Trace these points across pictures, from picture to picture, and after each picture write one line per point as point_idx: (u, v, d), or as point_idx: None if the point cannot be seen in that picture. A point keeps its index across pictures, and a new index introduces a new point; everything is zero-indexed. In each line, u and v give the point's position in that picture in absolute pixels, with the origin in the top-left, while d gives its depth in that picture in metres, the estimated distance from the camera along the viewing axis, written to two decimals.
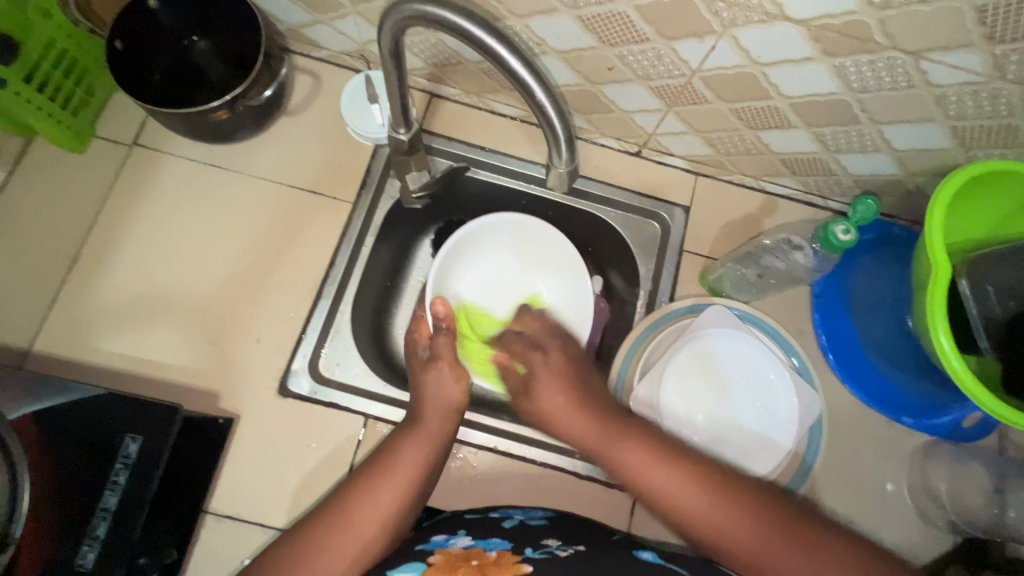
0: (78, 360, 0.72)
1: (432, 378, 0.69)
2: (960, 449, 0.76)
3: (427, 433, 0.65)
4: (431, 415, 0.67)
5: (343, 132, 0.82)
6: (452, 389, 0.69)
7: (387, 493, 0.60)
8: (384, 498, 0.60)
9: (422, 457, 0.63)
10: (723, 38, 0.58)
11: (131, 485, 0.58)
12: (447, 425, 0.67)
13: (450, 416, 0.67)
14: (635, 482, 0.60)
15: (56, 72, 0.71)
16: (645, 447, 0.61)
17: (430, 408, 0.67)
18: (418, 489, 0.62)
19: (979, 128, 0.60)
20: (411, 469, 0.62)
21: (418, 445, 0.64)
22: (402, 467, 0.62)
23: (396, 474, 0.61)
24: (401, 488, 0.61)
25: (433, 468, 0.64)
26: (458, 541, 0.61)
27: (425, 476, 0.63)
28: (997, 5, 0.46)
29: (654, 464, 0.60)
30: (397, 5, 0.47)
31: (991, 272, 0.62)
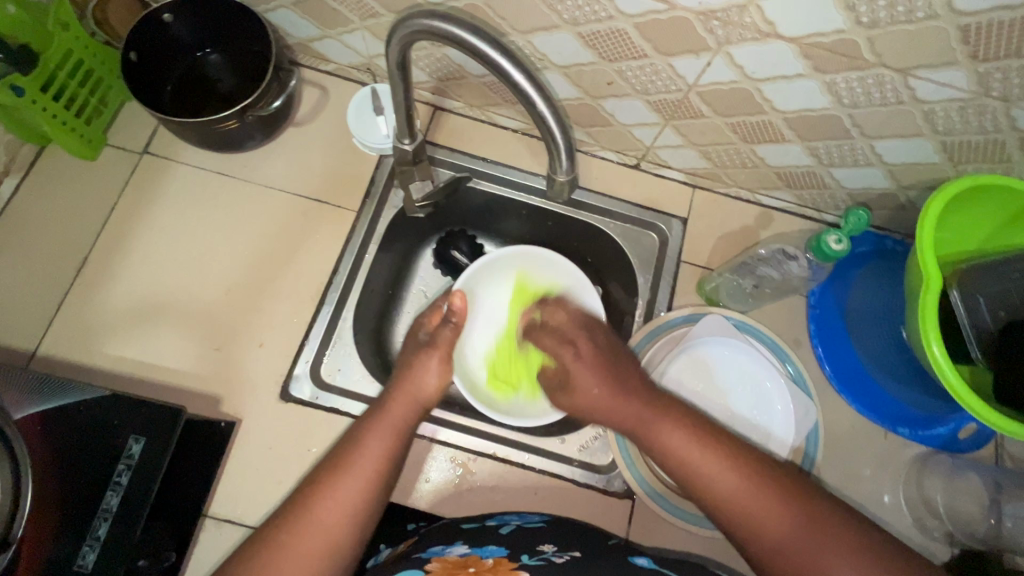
0: (85, 363, 0.73)
1: (420, 362, 0.71)
2: (957, 461, 0.76)
3: (394, 422, 0.65)
4: (397, 404, 0.67)
5: (348, 143, 0.84)
6: (430, 380, 0.70)
7: (354, 481, 0.60)
8: (353, 486, 0.60)
9: (388, 446, 0.63)
10: (718, 55, 0.60)
11: (132, 487, 0.59)
12: (413, 414, 0.67)
13: (417, 407, 0.68)
14: (671, 461, 0.63)
15: (71, 82, 0.73)
16: (684, 427, 0.64)
17: (399, 397, 0.68)
18: (383, 476, 0.62)
19: (967, 143, 0.62)
20: (377, 459, 0.62)
21: (384, 433, 0.64)
22: (368, 457, 0.62)
23: (361, 461, 0.61)
24: (367, 475, 0.61)
25: (399, 457, 0.64)
26: (455, 548, 0.61)
27: (390, 469, 0.63)
28: (979, 25, 0.48)
29: (698, 449, 0.62)
30: (406, 20, 0.48)
31: (982, 283, 0.63)
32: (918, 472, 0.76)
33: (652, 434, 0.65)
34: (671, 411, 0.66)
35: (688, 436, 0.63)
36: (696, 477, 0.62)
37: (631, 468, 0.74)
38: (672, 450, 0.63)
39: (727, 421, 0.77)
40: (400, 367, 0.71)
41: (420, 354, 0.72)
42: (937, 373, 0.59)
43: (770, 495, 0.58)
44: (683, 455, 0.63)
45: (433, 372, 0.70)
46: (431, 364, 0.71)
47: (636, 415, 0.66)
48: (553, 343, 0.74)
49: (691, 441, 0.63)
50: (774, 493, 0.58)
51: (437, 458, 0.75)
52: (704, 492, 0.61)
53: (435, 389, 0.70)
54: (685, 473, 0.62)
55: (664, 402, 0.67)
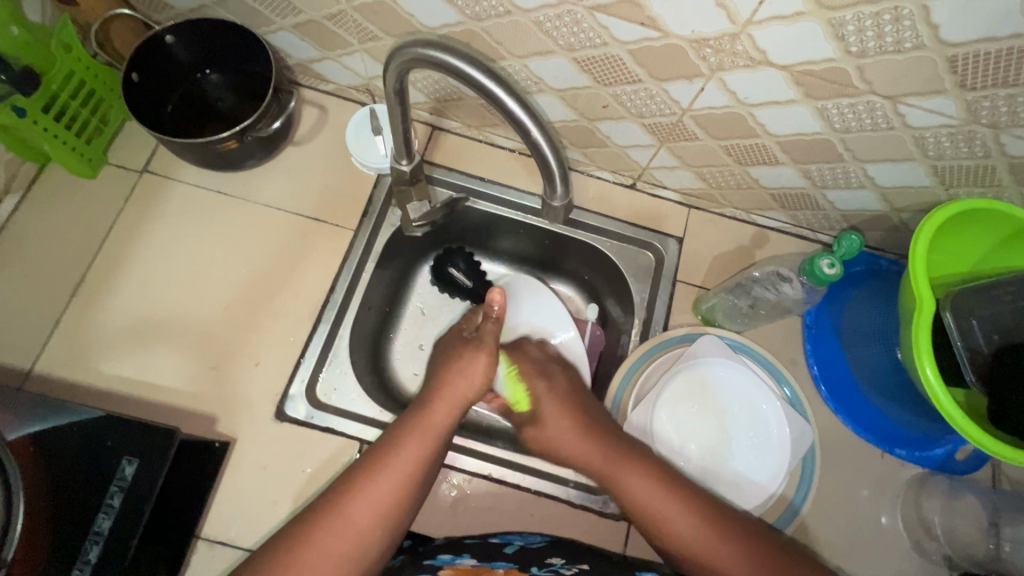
0: (81, 381, 0.73)
1: (467, 359, 0.71)
2: (955, 482, 0.76)
3: (439, 420, 0.66)
4: (444, 402, 0.67)
5: (346, 162, 0.85)
6: (477, 374, 0.70)
7: (390, 481, 0.60)
8: (392, 481, 0.61)
9: (432, 442, 0.64)
10: (711, 80, 0.61)
11: (125, 510, 0.58)
12: (456, 413, 0.68)
13: (462, 404, 0.68)
14: (637, 509, 0.66)
15: (73, 102, 0.74)
16: (649, 476, 0.66)
17: (446, 394, 0.68)
18: (423, 475, 0.63)
19: (957, 168, 0.63)
20: (414, 460, 0.62)
21: (431, 431, 0.65)
22: (405, 458, 0.62)
23: (404, 457, 0.62)
24: (405, 475, 0.61)
25: (439, 457, 0.65)
26: (465, 559, 0.64)
27: (427, 470, 0.63)
28: (966, 56, 0.49)
29: (662, 496, 0.65)
30: (401, 48, 0.50)
31: (974, 304, 0.63)
32: (915, 494, 0.75)
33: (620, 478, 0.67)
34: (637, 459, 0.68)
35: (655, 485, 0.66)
36: (659, 526, 0.64)
37: None
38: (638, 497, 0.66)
39: (724, 444, 0.76)
40: (444, 367, 0.71)
41: (458, 352, 0.72)
42: (930, 395, 0.59)
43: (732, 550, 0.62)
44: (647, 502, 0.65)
45: (480, 370, 0.71)
46: (477, 360, 0.71)
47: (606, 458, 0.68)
48: (530, 369, 0.76)
49: (656, 490, 0.65)
50: (737, 548, 0.62)
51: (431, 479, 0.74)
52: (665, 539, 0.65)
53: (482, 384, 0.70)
54: (651, 523, 0.65)
55: (632, 449, 0.69)
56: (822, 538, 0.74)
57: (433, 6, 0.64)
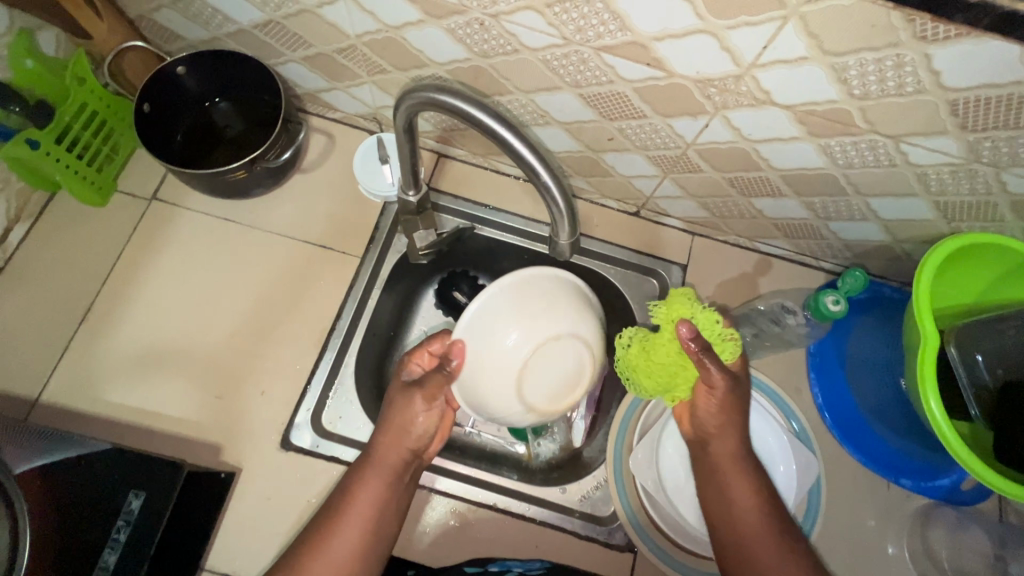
0: (87, 411, 0.73)
1: (400, 401, 0.67)
2: (961, 513, 0.75)
3: (386, 465, 0.66)
4: (390, 445, 0.66)
5: (353, 189, 0.86)
6: (417, 420, 0.67)
7: (349, 529, 0.62)
8: (347, 534, 0.62)
9: (381, 492, 0.64)
10: (715, 117, 0.62)
11: (130, 544, 0.59)
12: (403, 457, 0.66)
13: (407, 447, 0.67)
14: (724, 507, 0.65)
15: (85, 133, 0.75)
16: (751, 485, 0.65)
17: (391, 438, 0.66)
18: (377, 523, 0.64)
19: (960, 203, 0.63)
20: (371, 504, 0.64)
21: (378, 479, 0.65)
22: (360, 503, 0.64)
23: (354, 509, 0.63)
24: (362, 520, 0.63)
25: (393, 503, 0.65)
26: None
27: (381, 516, 0.64)
28: (967, 100, 0.50)
29: (751, 504, 0.64)
30: (412, 92, 0.52)
31: (979, 340, 0.64)
32: (921, 524, 0.75)
33: (711, 433, 0.67)
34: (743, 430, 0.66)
35: (738, 459, 0.66)
36: (739, 533, 0.63)
37: (633, 521, 0.74)
38: (717, 455, 0.66)
39: None
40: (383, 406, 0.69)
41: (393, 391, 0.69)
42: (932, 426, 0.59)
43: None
44: (726, 466, 0.66)
45: (422, 412, 0.67)
46: (420, 403, 0.67)
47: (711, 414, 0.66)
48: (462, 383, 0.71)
49: (737, 461, 0.66)
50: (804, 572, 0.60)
51: (435, 509, 0.74)
52: (723, 506, 0.65)
53: (426, 426, 0.68)
54: (727, 527, 0.64)
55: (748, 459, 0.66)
56: (828, 570, 0.73)
57: (442, 43, 0.65)
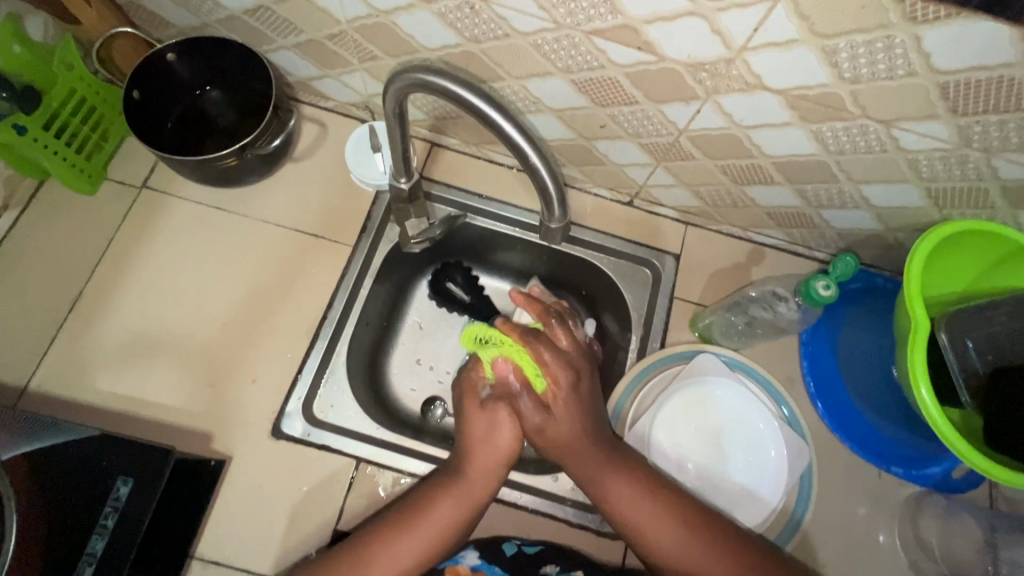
0: (76, 399, 0.72)
1: (490, 415, 0.69)
2: (952, 501, 0.76)
3: (472, 485, 0.66)
4: (481, 462, 0.67)
5: (346, 178, 0.85)
6: (504, 434, 0.68)
7: (417, 541, 0.63)
8: (413, 541, 0.63)
9: (460, 507, 0.65)
10: (706, 103, 0.62)
11: (118, 530, 0.58)
12: (493, 475, 0.67)
13: (498, 467, 0.67)
14: (612, 510, 0.65)
15: (73, 119, 0.75)
16: (630, 481, 0.65)
17: (481, 450, 0.67)
18: (445, 539, 0.64)
19: (951, 190, 0.63)
20: (446, 521, 0.64)
21: (459, 496, 0.65)
22: (434, 521, 0.64)
23: (426, 521, 0.64)
24: (435, 535, 0.63)
25: (468, 520, 0.65)
26: (466, 557, 0.69)
27: (456, 533, 0.64)
28: (957, 83, 0.50)
29: (638, 501, 0.65)
30: (400, 74, 0.51)
31: (969, 326, 0.63)
32: (912, 512, 0.75)
33: (592, 478, 0.66)
34: (608, 458, 0.66)
35: (630, 488, 0.65)
36: (636, 533, 0.64)
37: None
38: (610, 501, 0.65)
39: (719, 463, 0.76)
40: (468, 423, 0.69)
41: (474, 407, 0.70)
42: (924, 414, 0.59)
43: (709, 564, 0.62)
44: (624, 505, 0.65)
45: (510, 432, 0.68)
46: (507, 419, 0.68)
47: (574, 454, 0.66)
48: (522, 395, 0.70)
49: (628, 492, 0.65)
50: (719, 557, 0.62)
51: None
52: (639, 541, 0.64)
53: (511, 445, 0.68)
54: (628, 533, 0.65)
55: (619, 457, 0.67)
56: (820, 558, 0.73)
57: (433, 28, 0.64)
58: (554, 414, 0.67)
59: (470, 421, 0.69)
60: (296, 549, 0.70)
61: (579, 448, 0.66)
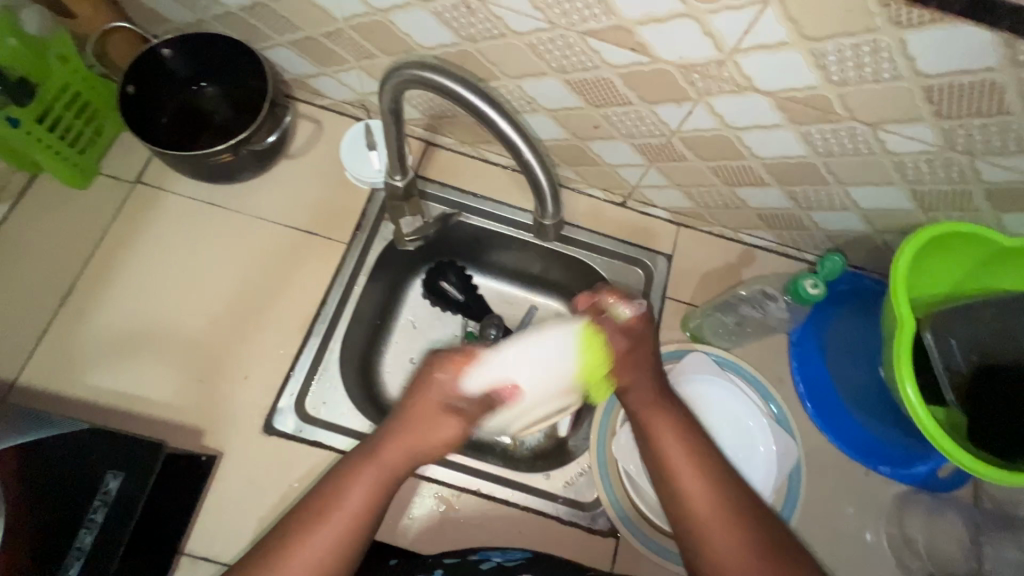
0: (65, 393, 0.72)
1: (430, 406, 0.56)
2: (937, 499, 0.77)
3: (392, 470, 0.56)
4: (400, 444, 0.56)
5: (340, 176, 0.86)
6: (441, 428, 0.56)
7: (330, 531, 0.53)
8: (331, 530, 0.53)
9: (378, 494, 0.56)
10: (699, 104, 0.63)
11: (107, 524, 0.58)
12: (413, 459, 0.57)
13: (420, 452, 0.57)
14: (660, 462, 0.60)
15: (68, 114, 0.75)
16: (689, 443, 0.60)
17: (407, 438, 0.56)
18: (361, 529, 0.54)
19: (936, 192, 0.65)
20: (361, 507, 0.55)
21: (376, 484, 0.55)
22: (348, 508, 0.54)
23: (347, 503, 0.55)
24: (351, 517, 0.54)
25: (386, 507, 0.57)
26: None
27: (373, 523, 0.56)
28: (942, 86, 0.51)
29: (690, 465, 0.59)
30: (397, 70, 0.52)
31: (955, 326, 0.64)
32: (898, 510, 0.76)
33: (649, 426, 0.61)
34: (671, 409, 0.62)
35: (683, 446, 0.60)
36: (683, 498, 0.58)
37: (616, 506, 0.74)
38: (664, 451, 0.60)
39: None
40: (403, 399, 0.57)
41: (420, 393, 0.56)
42: (910, 412, 0.60)
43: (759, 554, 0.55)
44: (673, 457, 0.59)
45: (450, 432, 0.56)
46: (451, 417, 0.56)
47: (642, 400, 0.61)
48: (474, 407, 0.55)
49: (688, 449, 0.60)
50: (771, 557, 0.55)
51: (420, 494, 0.74)
52: (682, 509, 0.58)
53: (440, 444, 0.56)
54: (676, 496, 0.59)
55: (676, 410, 0.62)
56: None
57: (429, 27, 0.65)
58: (623, 363, 0.58)
59: (416, 411, 0.56)
60: None
61: (642, 390, 0.61)
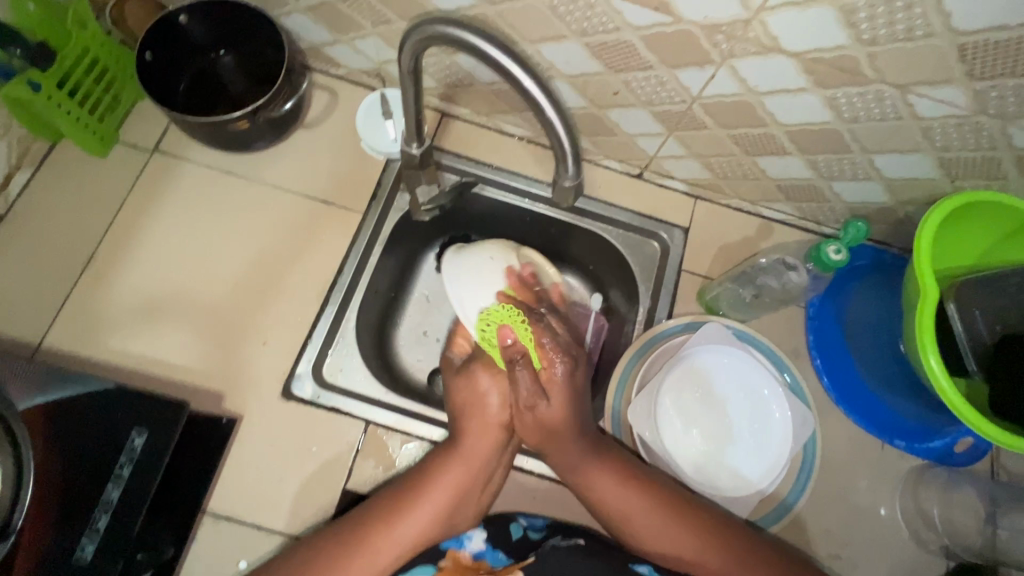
0: (90, 356, 0.73)
1: (472, 383, 0.71)
2: (953, 473, 0.76)
3: (476, 452, 0.67)
4: (478, 428, 0.69)
5: (356, 146, 0.85)
6: (492, 400, 0.70)
7: (422, 514, 0.63)
8: (425, 513, 0.64)
9: (468, 475, 0.66)
10: (722, 67, 0.61)
11: (133, 479, 0.60)
12: (492, 440, 0.68)
13: (495, 429, 0.69)
14: (599, 506, 0.68)
15: (88, 80, 0.75)
16: (617, 478, 0.67)
17: (475, 416, 0.69)
18: (455, 504, 0.65)
19: (964, 159, 0.63)
20: (451, 487, 0.65)
21: (461, 466, 0.66)
22: (440, 488, 0.65)
23: (434, 492, 0.65)
24: (441, 501, 0.64)
25: (476, 485, 0.67)
26: (471, 543, 0.66)
27: (466, 496, 0.66)
28: (976, 44, 0.50)
29: (625, 492, 0.67)
30: (419, 27, 0.52)
31: (977, 297, 0.64)
32: (913, 483, 0.76)
33: (582, 479, 0.68)
34: (602, 460, 0.68)
35: (615, 482, 0.67)
36: (626, 521, 0.67)
37: None
38: (606, 503, 0.67)
39: (725, 429, 0.77)
40: (459, 394, 0.71)
41: (453, 377, 0.73)
42: (947, 403, 0.59)
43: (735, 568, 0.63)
44: (609, 498, 0.67)
45: (495, 394, 0.70)
46: (489, 383, 0.71)
47: (574, 472, 0.68)
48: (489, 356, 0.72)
49: (624, 493, 0.67)
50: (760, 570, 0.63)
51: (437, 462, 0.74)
52: (628, 528, 0.67)
53: (505, 419, 0.70)
54: (618, 519, 0.67)
55: (609, 453, 0.68)
56: (820, 528, 0.74)
57: None
58: (551, 392, 0.67)
59: (461, 393, 0.71)
60: (305, 507, 0.71)
61: (565, 454, 0.68)
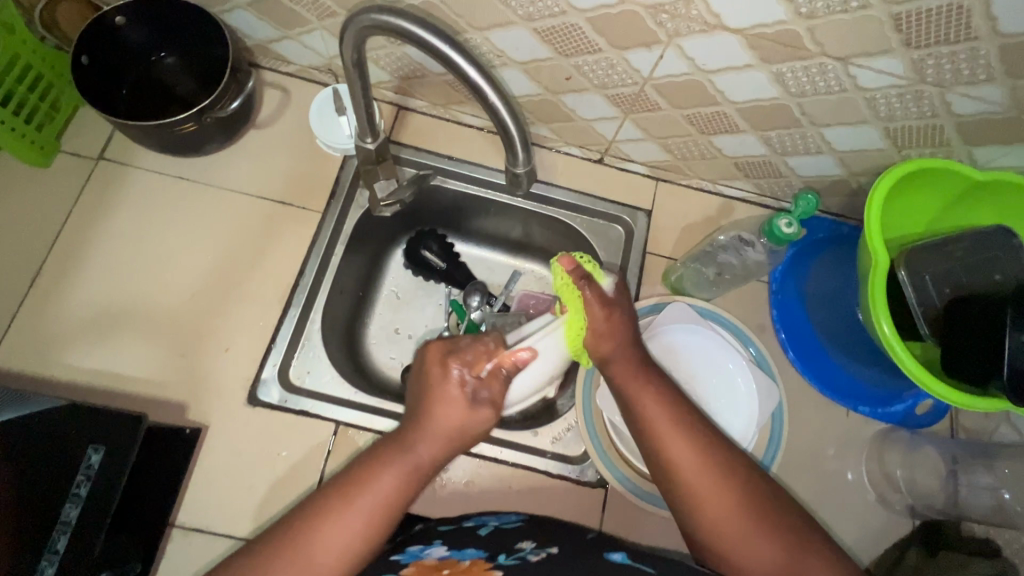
0: (43, 375, 0.71)
1: (451, 395, 0.60)
2: (915, 435, 0.79)
3: (412, 457, 0.59)
4: (427, 437, 0.60)
5: (312, 145, 0.84)
6: (473, 425, 0.61)
7: (356, 507, 0.55)
8: (356, 515, 0.55)
9: (400, 481, 0.58)
10: (669, 47, 0.62)
11: (92, 497, 0.59)
12: (445, 446, 0.60)
13: (454, 441, 0.61)
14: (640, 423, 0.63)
15: (20, 87, 0.72)
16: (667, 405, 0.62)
17: (435, 424, 0.60)
18: (388, 510, 0.57)
19: (908, 128, 0.65)
20: (386, 492, 0.57)
21: (399, 469, 0.58)
22: (373, 489, 0.56)
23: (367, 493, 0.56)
24: (372, 507, 0.56)
25: (410, 492, 0.59)
26: (433, 552, 0.61)
27: (396, 507, 0.57)
28: (910, 13, 0.51)
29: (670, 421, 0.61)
30: (357, 16, 0.50)
31: (929, 261, 0.65)
32: (878, 447, 0.78)
33: (633, 399, 0.63)
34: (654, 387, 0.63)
35: (664, 406, 0.62)
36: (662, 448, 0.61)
37: (603, 457, 0.75)
38: (654, 425, 0.61)
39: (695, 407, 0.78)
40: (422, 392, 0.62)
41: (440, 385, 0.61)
42: (903, 368, 0.60)
43: (763, 533, 0.56)
44: (650, 416, 0.62)
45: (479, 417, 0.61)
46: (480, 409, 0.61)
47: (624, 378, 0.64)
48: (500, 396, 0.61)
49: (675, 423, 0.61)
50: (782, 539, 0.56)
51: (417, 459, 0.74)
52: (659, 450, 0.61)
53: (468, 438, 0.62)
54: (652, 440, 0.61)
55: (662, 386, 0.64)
56: (791, 496, 0.76)
57: None
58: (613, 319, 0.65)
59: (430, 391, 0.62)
60: (277, 512, 0.70)
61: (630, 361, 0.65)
